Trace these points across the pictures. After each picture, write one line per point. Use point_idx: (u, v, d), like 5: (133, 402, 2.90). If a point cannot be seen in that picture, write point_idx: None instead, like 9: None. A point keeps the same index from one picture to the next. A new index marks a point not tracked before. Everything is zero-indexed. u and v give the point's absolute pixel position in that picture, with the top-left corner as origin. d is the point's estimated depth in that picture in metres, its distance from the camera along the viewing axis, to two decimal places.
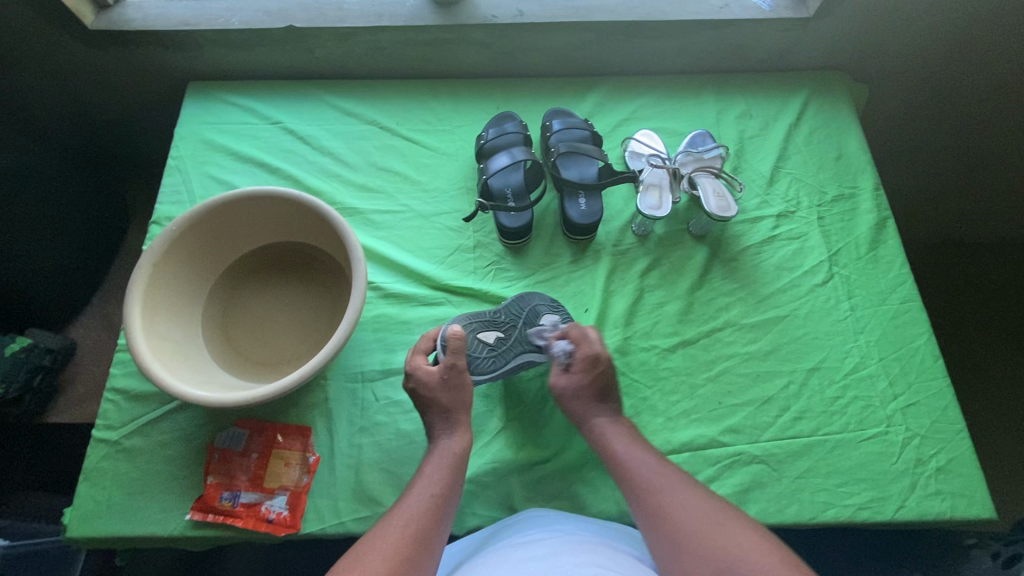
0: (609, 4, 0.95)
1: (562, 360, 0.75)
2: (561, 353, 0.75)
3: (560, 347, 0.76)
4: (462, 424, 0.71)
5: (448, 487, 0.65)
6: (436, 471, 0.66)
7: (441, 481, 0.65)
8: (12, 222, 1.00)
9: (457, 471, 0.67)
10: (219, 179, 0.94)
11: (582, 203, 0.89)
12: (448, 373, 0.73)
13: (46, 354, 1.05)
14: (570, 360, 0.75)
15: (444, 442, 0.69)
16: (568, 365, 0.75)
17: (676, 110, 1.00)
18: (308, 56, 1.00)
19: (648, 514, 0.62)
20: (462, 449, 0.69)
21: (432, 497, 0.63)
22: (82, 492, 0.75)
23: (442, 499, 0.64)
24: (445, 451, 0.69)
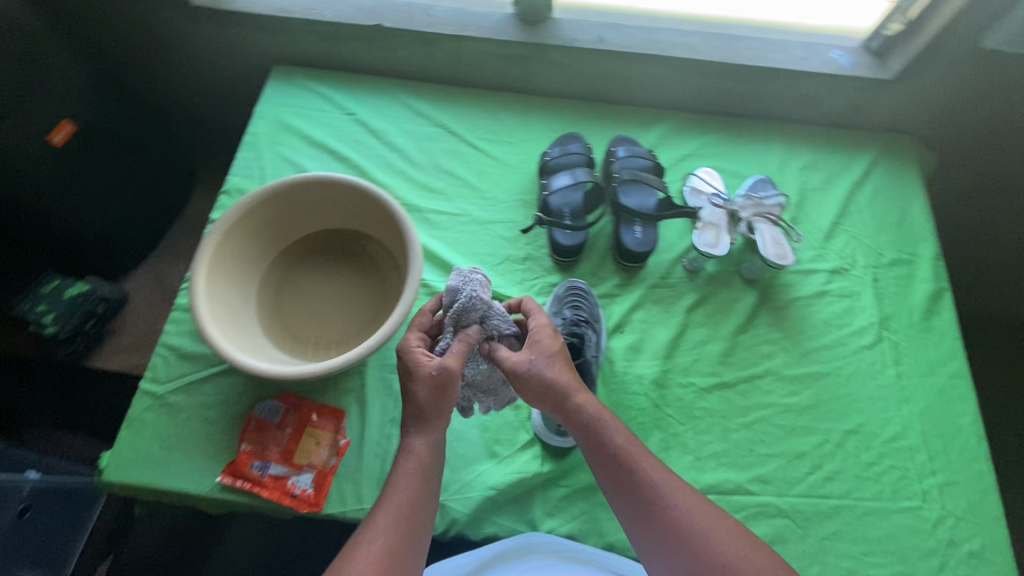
0: (689, 42, 0.97)
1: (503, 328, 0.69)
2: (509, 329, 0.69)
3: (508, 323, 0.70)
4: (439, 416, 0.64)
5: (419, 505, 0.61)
6: (403, 479, 0.61)
7: (410, 490, 0.61)
8: (76, 170, 1.02)
9: (428, 483, 0.62)
10: (291, 160, 0.99)
11: (638, 231, 0.89)
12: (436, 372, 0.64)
13: (99, 302, 1.12)
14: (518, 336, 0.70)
15: (421, 433, 0.64)
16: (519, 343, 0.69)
17: (739, 153, 1.01)
18: (390, 55, 1.04)
19: (638, 515, 0.59)
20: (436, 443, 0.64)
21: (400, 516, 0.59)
22: (123, 438, 0.78)
23: (413, 512, 0.60)
24: (411, 455, 0.63)
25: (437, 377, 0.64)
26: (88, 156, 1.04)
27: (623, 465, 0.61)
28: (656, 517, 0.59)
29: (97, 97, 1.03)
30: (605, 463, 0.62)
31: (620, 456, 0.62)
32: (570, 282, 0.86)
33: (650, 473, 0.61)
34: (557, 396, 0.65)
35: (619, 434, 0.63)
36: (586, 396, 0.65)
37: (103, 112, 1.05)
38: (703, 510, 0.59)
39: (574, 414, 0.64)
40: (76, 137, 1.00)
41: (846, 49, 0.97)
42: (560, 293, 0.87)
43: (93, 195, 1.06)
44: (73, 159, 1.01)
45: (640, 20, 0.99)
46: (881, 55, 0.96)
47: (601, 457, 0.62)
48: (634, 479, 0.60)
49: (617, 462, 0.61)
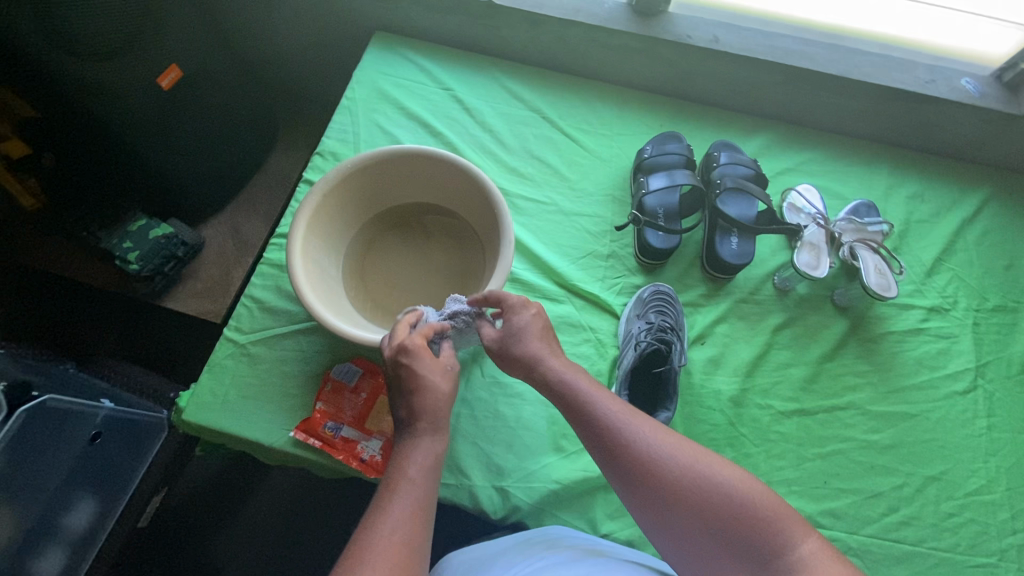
0: (809, 52, 0.92)
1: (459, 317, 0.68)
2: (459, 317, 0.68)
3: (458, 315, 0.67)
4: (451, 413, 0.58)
5: (418, 517, 0.50)
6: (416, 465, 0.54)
7: (425, 473, 0.53)
8: (175, 114, 1.04)
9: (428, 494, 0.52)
10: (384, 129, 0.99)
11: (733, 242, 0.86)
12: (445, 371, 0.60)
13: (180, 246, 1.15)
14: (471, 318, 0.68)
15: (420, 435, 0.56)
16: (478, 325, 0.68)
17: (844, 174, 0.96)
18: (494, 33, 1.02)
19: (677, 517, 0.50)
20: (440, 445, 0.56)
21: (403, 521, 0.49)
22: (205, 382, 0.81)
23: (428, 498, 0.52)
24: (423, 445, 0.55)
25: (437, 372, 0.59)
26: (189, 101, 1.06)
27: (648, 456, 0.53)
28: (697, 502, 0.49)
29: (203, 45, 1.05)
30: (628, 459, 0.54)
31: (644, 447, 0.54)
32: (658, 286, 0.86)
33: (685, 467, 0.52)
34: (556, 381, 0.61)
35: (636, 422, 0.56)
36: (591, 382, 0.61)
37: (206, 61, 1.06)
38: (752, 482, 0.50)
39: (591, 407, 0.58)
40: (180, 83, 1.02)
41: (975, 78, 0.92)
42: (645, 296, 0.85)
43: (187, 140, 1.09)
44: (174, 103, 1.03)
45: (758, 23, 0.95)
46: (1012, 90, 0.92)
47: (623, 451, 0.55)
48: (662, 471, 0.52)
49: (641, 457, 0.53)
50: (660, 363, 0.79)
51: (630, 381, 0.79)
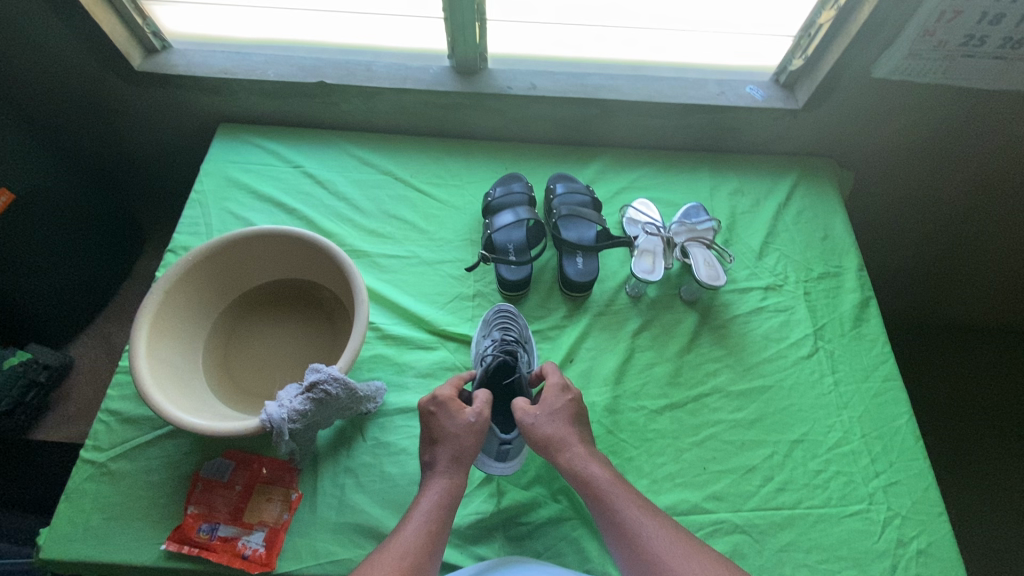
0: (615, 85, 1.03)
1: (316, 394, 0.72)
2: (316, 394, 0.72)
3: (310, 393, 0.72)
4: (466, 464, 0.69)
5: (418, 567, 0.60)
6: (425, 509, 0.65)
7: (430, 518, 0.64)
8: (15, 240, 1.00)
9: (433, 543, 0.63)
10: (238, 216, 1.00)
11: (580, 262, 0.92)
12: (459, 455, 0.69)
13: (42, 370, 1.09)
14: (323, 391, 0.72)
15: (438, 482, 0.68)
16: (327, 394, 0.72)
17: (672, 183, 1.07)
18: (334, 109, 1.07)
19: (627, 553, 0.62)
20: (454, 494, 0.67)
21: (399, 568, 0.58)
22: (61, 512, 0.75)
23: (433, 537, 0.63)
24: (432, 493, 0.67)
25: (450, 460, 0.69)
26: (34, 224, 1.03)
27: (609, 501, 0.65)
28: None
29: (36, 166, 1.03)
30: (598, 500, 0.66)
31: (606, 494, 0.66)
32: (498, 306, 0.90)
33: (636, 514, 0.64)
34: (554, 454, 0.70)
35: (606, 474, 0.68)
36: (581, 450, 0.70)
37: (43, 181, 1.04)
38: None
39: (577, 470, 0.68)
40: (14, 206, 0.99)
41: (759, 84, 1.05)
42: (491, 317, 0.89)
43: (36, 263, 1.05)
44: (14, 229, 1.00)
45: (568, 66, 1.06)
46: (790, 88, 1.05)
47: (595, 499, 0.66)
48: (616, 509, 0.64)
49: (608, 500, 0.65)
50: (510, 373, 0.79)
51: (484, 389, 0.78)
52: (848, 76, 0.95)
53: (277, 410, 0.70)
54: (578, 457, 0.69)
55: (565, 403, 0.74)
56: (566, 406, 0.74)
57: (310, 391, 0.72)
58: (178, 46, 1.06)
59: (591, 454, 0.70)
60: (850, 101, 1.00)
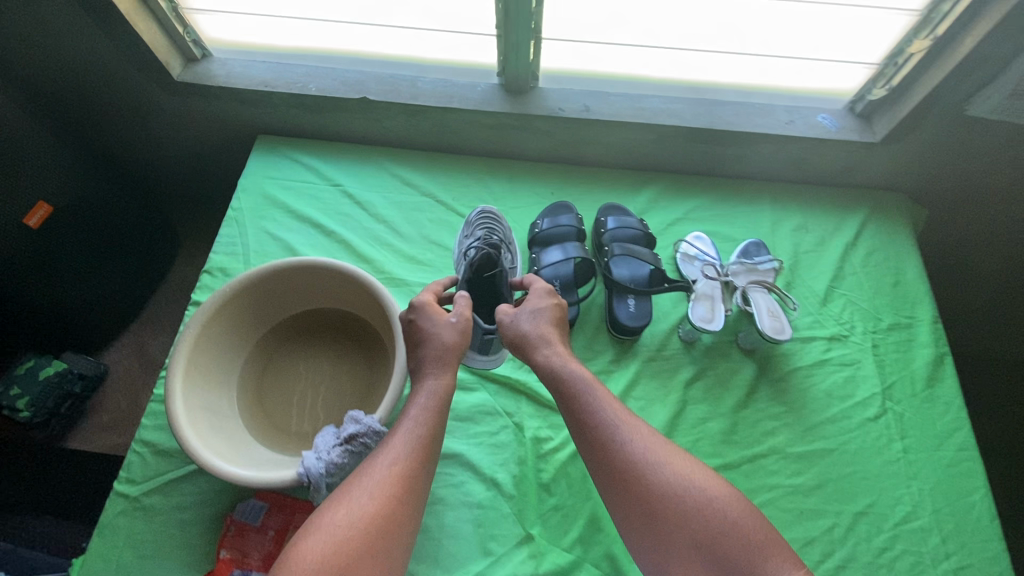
0: (675, 109, 0.96)
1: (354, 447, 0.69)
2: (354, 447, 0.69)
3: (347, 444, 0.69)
4: (452, 360, 0.71)
5: (416, 471, 0.61)
6: (418, 412, 0.66)
7: (424, 420, 0.65)
8: (52, 251, 0.99)
9: (430, 444, 0.64)
10: (276, 236, 0.97)
11: (631, 304, 0.87)
12: (445, 350, 0.71)
13: (77, 381, 1.08)
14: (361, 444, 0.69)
15: (430, 383, 0.69)
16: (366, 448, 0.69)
17: (731, 216, 1.00)
18: (375, 125, 1.03)
19: (602, 454, 0.62)
20: (447, 393, 0.68)
21: (397, 475, 0.60)
22: (96, 547, 0.74)
23: (425, 438, 0.64)
24: (427, 394, 0.68)
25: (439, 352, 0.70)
26: (70, 236, 1.01)
27: (588, 401, 0.65)
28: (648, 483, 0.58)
29: (76, 176, 1.00)
30: (574, 404, 0.66)
31: (586, 397, 0.66)
32: (483, 209, 0.93)
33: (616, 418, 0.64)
34: (534, 354, 0.71)
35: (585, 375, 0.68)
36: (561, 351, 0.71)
37: (82, 191, 1.02)
38: (709, 476, 0.59)
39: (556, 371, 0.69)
40: (52, 217, 0.97)
41: (831, 112, 0.97)
42: (474, 219, 0.93)
43: (72, 274, 1.03)
44: (50, 241, 0.98)
45: (625, 86, 0.99)
46: (864, 119, 0.95)
47: (572, 403, 0.66)
48: (593, 411, 0.64)
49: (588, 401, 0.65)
50: (493, 266, 0.83)
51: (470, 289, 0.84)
52: (936, 112, 0.87)
53: (315, 463, 0.67)
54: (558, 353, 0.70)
55: (549, 305, 0.75)
56: (551, 309, 0.75)
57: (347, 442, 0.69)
58: (217, 54, 1.03)
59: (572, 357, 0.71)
60: (934, 136, 0.91)
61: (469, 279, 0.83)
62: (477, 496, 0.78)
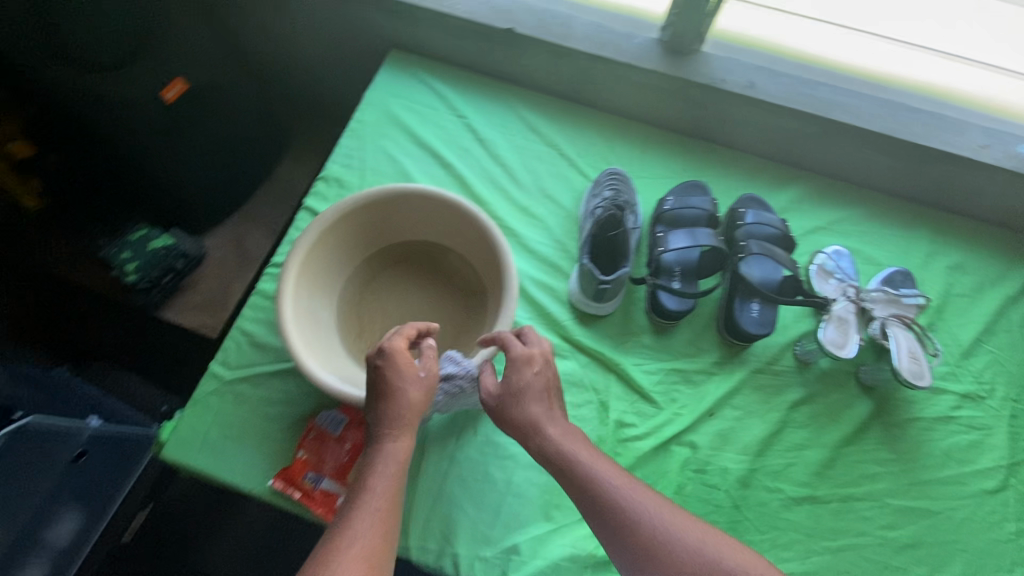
0: (851, 105, 0.87)
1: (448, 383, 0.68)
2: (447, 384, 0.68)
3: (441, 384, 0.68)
4: (415, 421, 0.59)
5: (386, 553, 0.50)
6: (380, 480, 0.54)
7: (390, 491, 0.54)
8: (178, 127, 1.01)
9: (394, 522, 0.53)
10: (392, 156, 0.94)
11: (754, 310, 0.81)
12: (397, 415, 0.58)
13: (180, 258, 1.14)
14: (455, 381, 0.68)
15: (390, 448, 0.57)
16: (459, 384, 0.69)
17: (879, 237, 0.90)
18: (514, 61, 0.97)
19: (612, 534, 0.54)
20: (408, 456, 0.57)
21: (366, 560, 0.48)
22: (186, 417, 0.78)
23: (392, 514, 0.53)
24: (388, 459, 0.56)
25: (398, 412, 0.58)
26: (196, 115, 1.04)
27: (585, 473, 0.57)
28: (629, 525, 0.53)
29: (210, 54, 1.02)
30: (573, 482, 0.57)
31: (584, 470, 0.57)
32: (610, 169, 0.88)
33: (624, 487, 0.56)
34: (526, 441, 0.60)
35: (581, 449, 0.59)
36: (555, 426, 0.60)
37: (211, 74, 1.03)
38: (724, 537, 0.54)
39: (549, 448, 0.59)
40: (186, 96, 1.00)
41: None
42: (599, 178, 0.88)
43: (192, 154, 1.06)
44: (179, 118, 1.01)
45: (798, 68, 0.89)
46: None
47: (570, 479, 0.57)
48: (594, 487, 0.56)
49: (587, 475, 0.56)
50: (614, 228, 0.80)
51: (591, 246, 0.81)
52: None
53: None
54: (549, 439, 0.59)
55: (539, 377, 0.63)
56: (543, 380, 0.63)
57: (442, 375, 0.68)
58: None
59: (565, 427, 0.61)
60: None
61: (592, 236, 0.80)
62: None
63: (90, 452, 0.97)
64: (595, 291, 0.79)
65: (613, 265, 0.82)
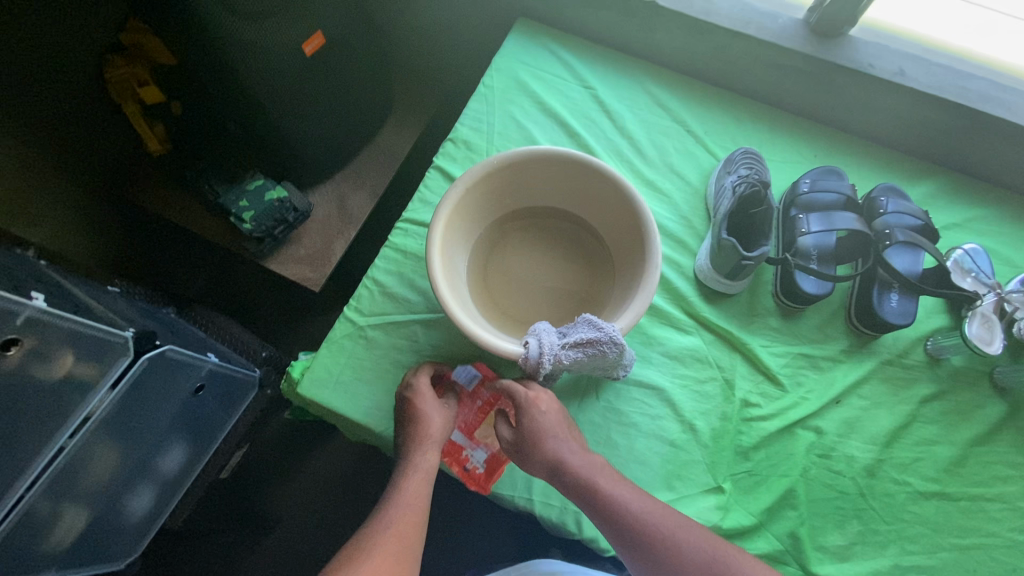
0: (1005, 99, 0.84)
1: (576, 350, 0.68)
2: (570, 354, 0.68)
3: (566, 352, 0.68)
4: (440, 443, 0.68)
5: (409, 551, 0.59)
6: (408, 491, 0.64)
7: (417, 499, 0.63)
8: (306, 79, 1.03)
9: (419, 526, 0.62)
10: (519, 121, 0.95)
11: (894, 300, 0.79)
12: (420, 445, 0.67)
13: (291, 211, 1.16)
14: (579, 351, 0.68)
15: (416, 463, 0.65)
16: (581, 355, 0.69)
17: (1018, 239, 0.87)
18: (646, 36, 0.97)
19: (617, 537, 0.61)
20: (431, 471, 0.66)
21: (391, 557, 0.58)
22: (320, 357, 0.81)
23: (415, 517, 0.62)
24: (416, 472, 0.65)
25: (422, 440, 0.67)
26: (322, 69, 1.06)
27: (595, 483, 0.63)
28: (630, 524, 0.60)
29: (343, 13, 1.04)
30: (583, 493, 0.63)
31: (593, 478, 0.63)
32: (745, 149, 0.88)
33: (629, 495, 0.62)
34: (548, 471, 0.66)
35: (597, 467, 0.65)
36: (571, 445, 0.66)
37: (340, 30, 1.05)
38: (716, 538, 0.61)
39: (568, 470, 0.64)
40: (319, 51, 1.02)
41: None
42: (733, 157, 0.88)
43: (313, 106, 1.08)
44: (310, 70, 1.03)
45: (948, 59, 0.87)
46: None
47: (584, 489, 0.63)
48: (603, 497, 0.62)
49: (598, 488, 0.62)
50: (758, 204, 0.80)
51: (727, 222, 0.81)
52: None
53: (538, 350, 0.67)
54: (561, 456, 0.65)
55: (546, 413, 0.68)
56: (552, 415, 0.68)
57: (573, 342, 0.68)
58: None
59: (577, 446, 0.66)
60: None
61: (731, 212, 0.81)
62: (670, 434, 0.76)
63: (216, 389, 1.04)
64: (729, 268, 0.79)
65: (746, 243, 0.83)
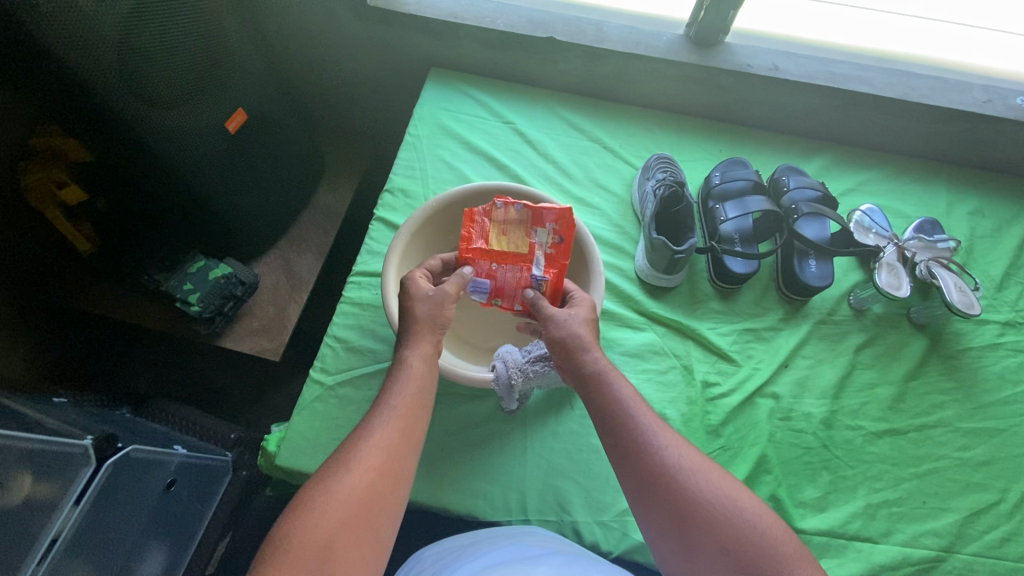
0: (867, 77, 0.96)
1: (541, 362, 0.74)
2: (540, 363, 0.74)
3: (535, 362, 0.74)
4: (435, 328, 0.64)
5: (399, 447, 0.55)
6: (401, 382, 0.59)
7: (410, 390, 0.59)
8: (233, 156, 1.04)
9: (413, 423, 0.58)
10: (450, 163, 1.00)
11: (812, 265, 0.88)
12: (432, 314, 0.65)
13: (238, 285, 1.16)
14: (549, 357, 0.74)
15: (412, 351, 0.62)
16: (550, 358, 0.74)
17: (904, 193, 0.99)
18: (551, 67, 1.05)
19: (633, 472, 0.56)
20: (429, 360, 0.62)
21: (379, 457, 0.53)
22: (294, 424, 0.80)
23: (408, 411, 0.58)
24: (410, 361, 0.61)
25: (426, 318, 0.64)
26: (250, 144, 1.08)
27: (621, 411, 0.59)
28: (649, 457, 0.56)
29: (264, 91, 1.07)
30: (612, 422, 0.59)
31: (622, 406, 0.59)
32: (659, 154, 0.97)
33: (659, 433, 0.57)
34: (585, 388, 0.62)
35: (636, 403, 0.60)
36: (605, 360, 0.63)
37: (262, 105, 1.08)
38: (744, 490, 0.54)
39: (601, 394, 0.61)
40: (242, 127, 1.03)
41: None
42: (649, 163, 0.96)
43: (245, 179, 1.09)
44: (237, 146, 1.05)
45: (813, 50, 0.99)
46: None
47: (611, 415, 0.59)
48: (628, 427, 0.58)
49: (625, 419, 0.58)
50: (677, 202, 0.87)
51: (655, 223, 0.88)
52: None
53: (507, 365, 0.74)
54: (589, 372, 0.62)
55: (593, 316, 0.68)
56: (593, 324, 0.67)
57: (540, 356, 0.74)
58: None
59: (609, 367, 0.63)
60: None
61: (656, 213, 0.88)
62: None
63: (186, 484, 0.99)
64: (665, 264, 0.86)
65: (677, 238, 0.90)
